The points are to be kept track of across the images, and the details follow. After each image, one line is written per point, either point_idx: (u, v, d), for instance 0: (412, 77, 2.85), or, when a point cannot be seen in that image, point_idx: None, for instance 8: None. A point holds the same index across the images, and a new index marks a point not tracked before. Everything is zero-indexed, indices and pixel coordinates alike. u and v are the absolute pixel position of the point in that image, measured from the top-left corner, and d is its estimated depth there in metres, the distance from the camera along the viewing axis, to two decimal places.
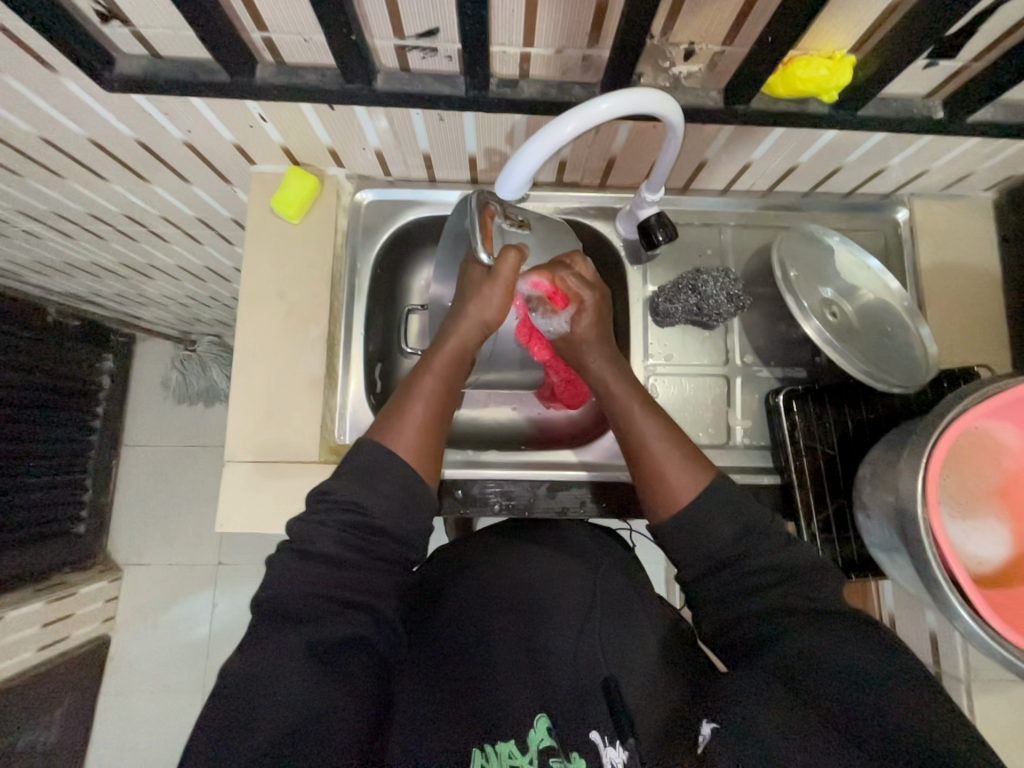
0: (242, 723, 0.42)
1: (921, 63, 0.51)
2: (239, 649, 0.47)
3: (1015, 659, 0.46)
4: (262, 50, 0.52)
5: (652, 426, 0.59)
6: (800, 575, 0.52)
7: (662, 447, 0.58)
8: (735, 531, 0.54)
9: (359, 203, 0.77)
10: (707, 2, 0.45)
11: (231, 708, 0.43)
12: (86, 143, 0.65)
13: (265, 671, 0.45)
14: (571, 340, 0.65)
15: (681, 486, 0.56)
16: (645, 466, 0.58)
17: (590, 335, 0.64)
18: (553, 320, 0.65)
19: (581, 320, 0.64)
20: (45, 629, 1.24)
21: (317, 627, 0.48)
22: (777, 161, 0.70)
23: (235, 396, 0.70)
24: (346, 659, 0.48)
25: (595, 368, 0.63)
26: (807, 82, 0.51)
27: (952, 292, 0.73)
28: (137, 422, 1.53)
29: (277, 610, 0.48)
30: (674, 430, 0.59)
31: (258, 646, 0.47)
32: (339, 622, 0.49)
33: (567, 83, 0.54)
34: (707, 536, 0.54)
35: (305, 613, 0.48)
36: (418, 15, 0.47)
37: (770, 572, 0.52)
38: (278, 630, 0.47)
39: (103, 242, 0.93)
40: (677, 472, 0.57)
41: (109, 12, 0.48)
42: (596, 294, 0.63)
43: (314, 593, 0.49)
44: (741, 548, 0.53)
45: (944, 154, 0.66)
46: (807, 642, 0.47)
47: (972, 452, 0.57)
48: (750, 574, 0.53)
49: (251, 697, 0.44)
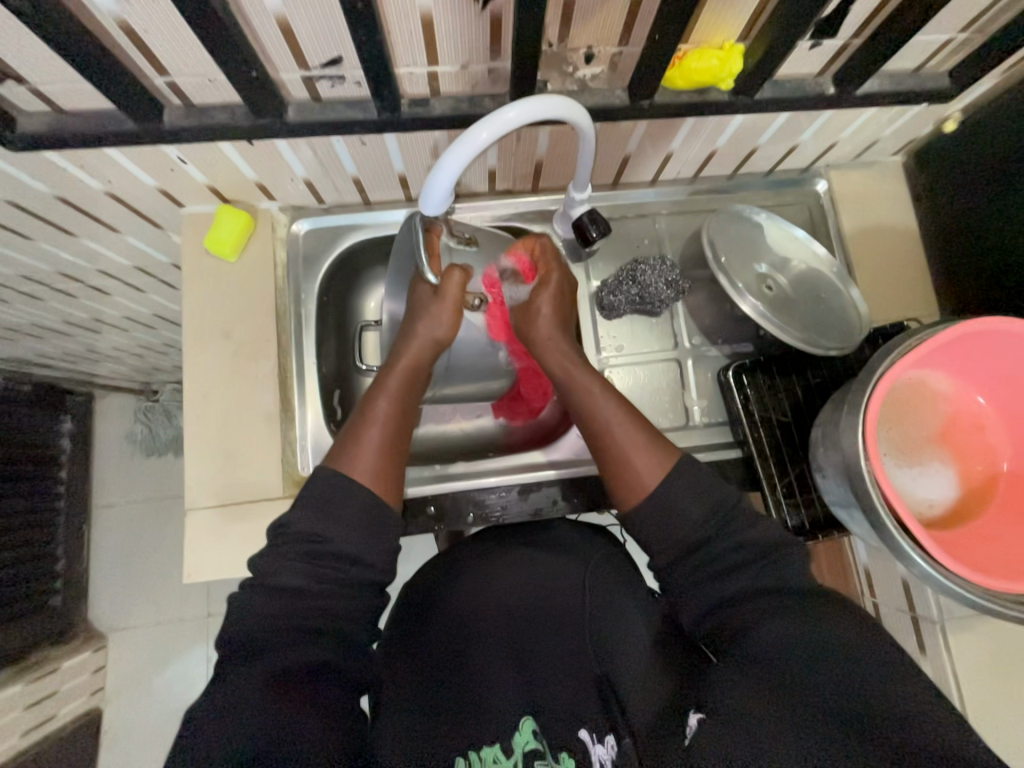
0: (205, 748, 0.41)
1: (806, 44, 0.54)
2: (206, 691, 0.46)
3: (967, 592, 0.49)
4: (169, 94, 0.52)
5: (613, 411, 0.60)
6: (774, 553, 0.53)
7: (628, 432, 0.59)
8: (703, 511, 0.55)
9: (297, 234, 0.77)
10: (594, 8, 0.47)
11: (201, 740, 0.42)
12: (3, 205, 0.64)
13: (230, 705, 0.44)
14: (527, 309, 0.65)
15: (648, 470, 0.57)
16: (610, 454, 0.59)
17: (547, 313, 0.65)
18: (519, 289, 0.67)
19: (541, 298, 0.65)
20: (28, 712, 1.18)
21: (283, 653, 0.47)
22: (696, 149, 0.72)
23: (190, 440, 0.69)
24: (313, 685, 0.47)
25: (547, 347, 0.64)
26: (702, 73, 0.54)
27: (877, 252, 0.77)
28: (105, 481, 1.48)
29: (244, 645, 0.48)
30: (635, 415, 0.60)
31: (223, 684, 0.46)
32: (307, 650, 0.48)
33: (478, 95, 0.56)
34: (676, 522, 0.55)
35: (269, 645, 0.48)
36: (318, 46, 0.48)
37: (741, 552, 0.53)
38: (243, 665, 0.46)
39: (41, 302, 0.90)
40: (643, 458, 0.57)
41: (2, 73, 0.47)
42: (560, 273, 0.66)
43: (279, 623, 0.49)
44: (712, 528, 0.54)
45: (849, 125, 0.70)
46: (784, 629, 0.46)
47: (910, 402, 0.60)
48: (726, 556, 0.53)
49: (212, 733, 0.42)
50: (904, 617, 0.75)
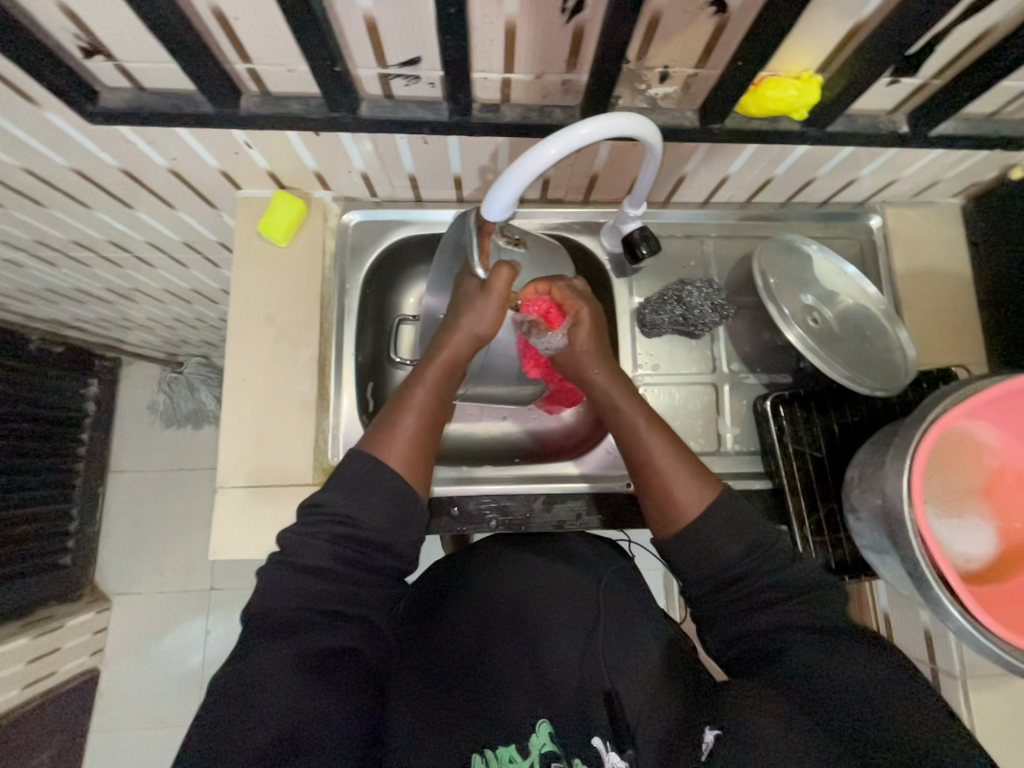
0: (237, 719, 0.43)
1: (885, 81, 0.54)
2: (230, 661, 0.47)
3: (1004, 652, 0.47)
4: (247, 80, 0.53)
5: (657, 443, 0.59)
6: (809, 592, 0.52)
7: (672, 466, 0.58)
8: (743, 548, 0.54)
9: (347, 224, 0.77)
10: (678, 28, 0.47)
11: (227, 713, 0.43)
12: (70, 173, 0.66)
13: (255, 681, 0.44)
14: (571, 354, 0.65)
15: (689, 503, 0.56)
16: (650, 484, 0.58)
17: (587, 350, 0.64)
18: (550, 337, 0.66)
19: (577, 332, 0.65)
20: (31, 665, 1.19)
21: (309, 637, 0.48)
22: (753, 175, 0.72)
23: (227, 417, 0.70)
24: (337, 668, 0.48)
25: (598, 384, 0.64)
26: (777, 101, 0.53)
27: (928, 294, 0.76)
28: (124, 446, 1.51)
29: (270, 623, 0.48)
30: (681, 447, 0.60)
31: (249, 657, 0.46)
32: (330, 634, 0.49)
33: (547, 106, 0.56)
34: (713, 555, 0.54)
35: (294, 625, 0.48)
36: (400, 45, 0.49)
37: (775, 589, 0.52)
38: (269, 642, 0.47)
39: (87, 268, 0.92)
40: (685, 490, 0.56)
41: (93, 48, 0.49)
42: (589, 309, 0.65)
43: (303, 603, 0.49)
44: (747, 565, 0.53)
45: (912, 164, 0.69)
46: (812, 662, 0.46)
47: (956, 453, 0.59)
48: (762, 590, 0.52)
49: (241, 707, 0.43)
50: (922, 669, 0.74)
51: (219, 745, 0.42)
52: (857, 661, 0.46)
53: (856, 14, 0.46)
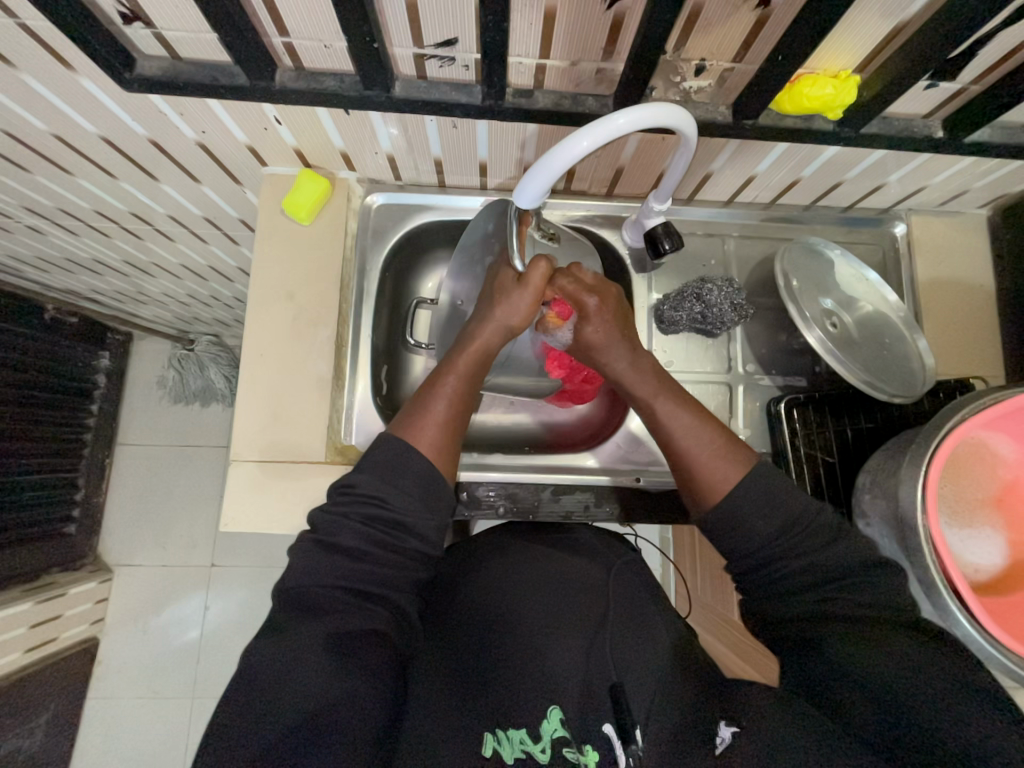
0: (267, 695, 0.44)
1: (921, 84, 0.53)
2: (263, 634, 0.48)
3: (1011, 663, 0.47)
4: (283, 55, 0.53)
5: (681, 425, 0.59)
6: (854, 579, 0.51)
7: (699, 446, 0.58)
8: (769, 532, 0.53)
9: (370, 205, 0.78)
10: (719, 19, 0.47)
11: (252, 686, 0.44)
12: (97, 140, 0.66)
13: (284, 657, 0.45)
14: (580, 345, 0.67)
15: (716, 481, 0.56)
16: (678, 462, 0.59)
17: (599, 338, 0.64)
18: (559, 333, 0.68)
19: (589, 325, 0.65)
20: (33, 630, 1.21)
21: (338, 619, 0.49)
22: (781, 175, 0.71)
23: (243, 394, 0.70)
24: (363, 651, 0.48)
25: (614, 371, 0.65)
26: (813, 99, 0.53)
27: (948, 305, 0.75)
28: (132, 420, 1.52)
29: (301, 600, 0.50)
30: (708, 426, 0.59)
31: (280, 634, 0.47)
32: (360, 615, 0.50)
33: (580, 94, 0.56)
34: (745, 534, 0.53)
35: (328, 603, 0.49)
36: (437, 24, 0.48)
37: (814, 575, 0.51)
38: (302, 621, 0.48)
39: (107, 238, 0.92)
40: (712, 468, 0.56)
41: (132, 14, 0.49)
42: (596, 298, 0.64)
43: (337, 583, 0.50)
44: (782, 548, 0.52)
45: (942, 171, 0.68)
46: (840, 658, 0.47)
47: (970, 463, 0.59)
48: (793, 576, 0.52)
49: (273, 682, 0.44)
50: None
51: (243, 720, 0.43)
52: (893, 656, 0.46)
53: (900, 13, 0.46)
